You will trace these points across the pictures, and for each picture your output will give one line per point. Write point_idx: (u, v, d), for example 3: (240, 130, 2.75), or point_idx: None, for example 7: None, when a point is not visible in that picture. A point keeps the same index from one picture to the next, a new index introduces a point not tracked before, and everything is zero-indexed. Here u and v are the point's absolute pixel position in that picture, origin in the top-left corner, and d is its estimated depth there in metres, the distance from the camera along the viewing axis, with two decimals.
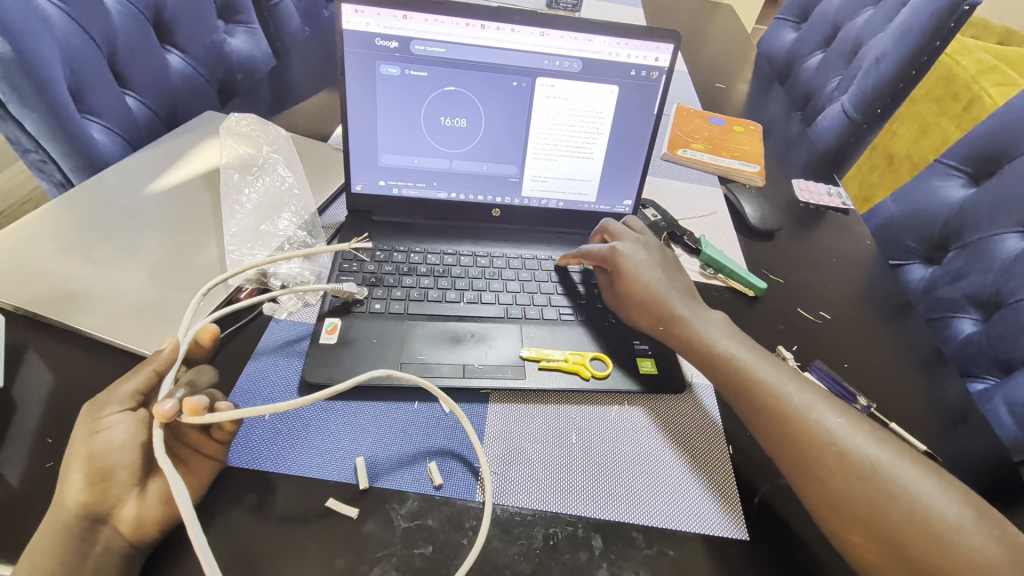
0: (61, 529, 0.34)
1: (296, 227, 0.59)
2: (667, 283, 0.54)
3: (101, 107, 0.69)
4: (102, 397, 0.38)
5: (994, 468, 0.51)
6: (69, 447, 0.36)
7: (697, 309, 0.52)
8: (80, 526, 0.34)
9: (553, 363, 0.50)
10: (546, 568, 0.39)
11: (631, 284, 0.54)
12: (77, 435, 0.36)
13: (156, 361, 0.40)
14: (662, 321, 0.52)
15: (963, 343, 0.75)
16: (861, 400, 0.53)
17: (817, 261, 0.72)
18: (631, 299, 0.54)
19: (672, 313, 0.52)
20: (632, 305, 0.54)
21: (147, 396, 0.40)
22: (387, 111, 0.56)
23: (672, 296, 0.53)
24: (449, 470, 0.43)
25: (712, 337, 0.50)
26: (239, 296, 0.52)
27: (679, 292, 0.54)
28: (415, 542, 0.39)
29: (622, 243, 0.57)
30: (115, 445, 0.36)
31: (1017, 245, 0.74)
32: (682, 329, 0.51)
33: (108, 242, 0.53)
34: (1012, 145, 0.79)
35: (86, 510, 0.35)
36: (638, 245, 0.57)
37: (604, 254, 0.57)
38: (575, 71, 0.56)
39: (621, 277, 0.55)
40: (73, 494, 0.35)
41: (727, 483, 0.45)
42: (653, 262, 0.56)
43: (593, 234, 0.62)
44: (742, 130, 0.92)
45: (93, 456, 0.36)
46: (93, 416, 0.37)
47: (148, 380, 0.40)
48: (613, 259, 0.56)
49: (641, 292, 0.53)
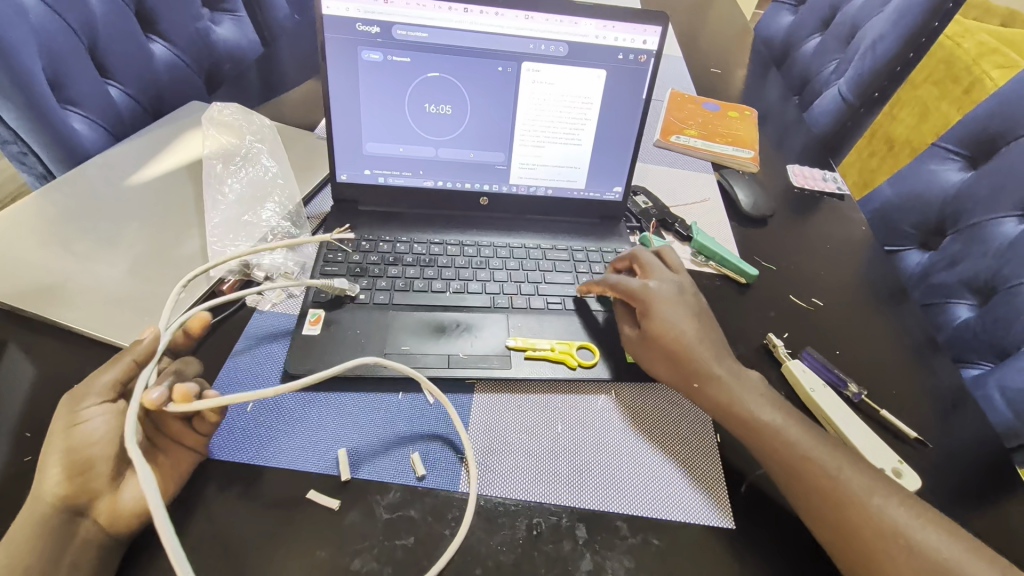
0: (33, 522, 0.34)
1: (280, 218, 0.58)
2: (703, 336, 0.49)
3: (81, 98, 0.68)
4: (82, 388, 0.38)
5: (987, 455, 0.51)
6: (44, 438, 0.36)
7: (734, 368, 0.48)
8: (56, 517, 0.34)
9: (539, 352, 0.50)
10: (529, 559, 0.38)
11: (661, 328, 0.48)
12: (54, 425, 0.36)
13: (135, 351, 0.40)
14: (696, 377, 0.47)
15: (958, 329, 0.74)
16: (851, 387, 0.53)
17: (812, 248, 0.71)
18: (661, 346, 0.48)
19: (707, 369, 0.47)
20: (660, 350, 0.48)
21: (127, 387, 0.40)
22: (371, 98, 0.55)
23: (707, 349, 0.48)
24: (432, 462, 0.43)
25: (751, 403, 0.45)
26: (222, 288, 0.51)
27: (715, 345, 0.49)
28: (396, 533, 0.39)
29: (656, 282, 0.52)
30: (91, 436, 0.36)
31: (1014, 229, 0.73)
32: (716, 389, 0.46)
33: (88, 235, 0.52)
34: (1010, 128, 0.77)
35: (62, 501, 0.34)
36: (672, 287, 0.52)
37: (639, 289, 0.51)
38: (561, 55, 0.55)
39: (650, 318, 0.49)
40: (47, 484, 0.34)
41: (713, 472, 0.45)
42: (691, 309, 0.51)
43: (619, 262, 0.57)
44: (736, 115, 0.91)
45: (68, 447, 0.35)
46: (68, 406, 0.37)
47: (126, 370, 0.39)
48: (648, 298, 0.50)
49: (674, 339, 0.48)
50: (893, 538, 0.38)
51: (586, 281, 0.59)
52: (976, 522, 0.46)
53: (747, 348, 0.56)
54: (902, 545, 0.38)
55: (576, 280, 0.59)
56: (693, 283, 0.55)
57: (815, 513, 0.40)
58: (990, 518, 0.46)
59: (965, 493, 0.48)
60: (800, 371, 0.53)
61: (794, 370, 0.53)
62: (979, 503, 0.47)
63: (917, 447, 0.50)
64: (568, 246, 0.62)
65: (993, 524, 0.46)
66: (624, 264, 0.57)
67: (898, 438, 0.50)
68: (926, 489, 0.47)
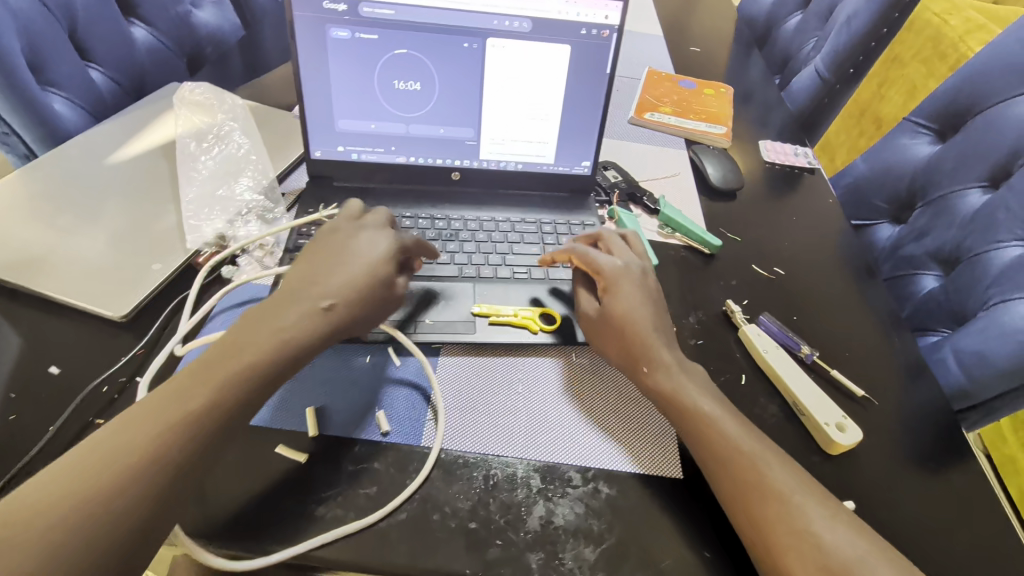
0: (283, 320, 0.42)
1: (254, 193, 0.60)
2: (658, 321, 0.50)
3: (62, 80, 0.70)
4: (348, 223, 0.50)
5: (931, 413, 0.53)
6: (363, 261, 0.47)
7: (681, 357, 0.48)
8: (283, 328, 0.42)
9: (503, 318, 0.52)
10: (485, 505, 0.41)
11: (617, 310, 0.49)
12: (358, 249, 0.48)
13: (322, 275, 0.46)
14: (644, 361, 0.47)
15: (923, 299, 0.77)
16: (804, 348, 0.55)
17: (779, 221, 0.73)
18: (614, 327, 0.49)
19: (656, 355, 0.47)
20: (614, 330, 0.49)
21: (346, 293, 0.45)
22: (340, 76, 0.56)
23: (661, 335, 0.49)
24: (396, 419, 0.46)
25: (690, 391, 0.46)
26: (198, 260, 0.53)
27: (666, 331, 0.50)
28: (361, 483, 0.41)
29: (623, 264, 0.52)
30: (388, 293, 0.48)
31: (978, 200, 0.74)
32: (662, 376, 0.46)
33: (69, 211, 0.54)
34: (976, 101, 0.78)
35: (301, 314, 0.43)
36: (637, 270, 0.52)
37: (603, 270, 0.51)
38: (525, 31, 0.56)
39: (610, 299, 0.50)
40: (333, 295, 0.44)
41: (662, 427, 0.47)
42: (651, 295, 0.51)
43: (586, 239, 0.57)
44: (712, 92, 0.92)
45: (323, 272, 0.46)
46: (330, 237, 0.49)
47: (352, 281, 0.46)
48: (612, 280, 0.51)
49: (630, 322, 0.48)
50: (823, 490, 0.40)
51: (553, 252, 0.61)
52: (917, 476, 0.48)
53: (707, 314, 0.59)
54: (828, 496, 0.40)
55: (543, 251, 0.61)
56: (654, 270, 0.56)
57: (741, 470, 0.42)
58: (932, 473, 0.48)
59: (911, 451, 0.50)
60: (755, 335, 0.55)
61: (750, 335, 0.55)
62: (925, 460, 0.49)
63: (864, 404, 0.53)
64: (537, 219, 0.64)
65: (931, 476, 0.48)
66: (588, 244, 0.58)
67: (846, 396, 0.53)
68: (871, 446, 0.50)
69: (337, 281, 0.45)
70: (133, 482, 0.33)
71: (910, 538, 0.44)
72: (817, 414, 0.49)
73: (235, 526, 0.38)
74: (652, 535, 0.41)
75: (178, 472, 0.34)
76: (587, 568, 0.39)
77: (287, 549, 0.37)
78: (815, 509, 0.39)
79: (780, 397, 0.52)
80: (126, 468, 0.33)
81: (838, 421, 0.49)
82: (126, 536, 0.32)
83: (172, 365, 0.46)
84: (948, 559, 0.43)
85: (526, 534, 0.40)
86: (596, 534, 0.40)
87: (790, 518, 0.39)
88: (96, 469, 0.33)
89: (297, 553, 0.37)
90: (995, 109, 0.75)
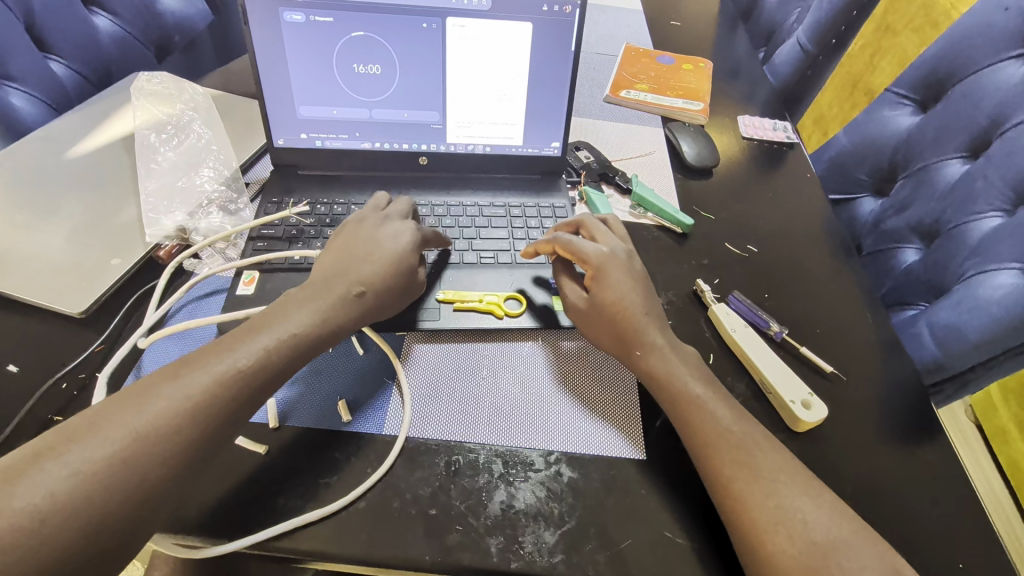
0: (323, 307, 0.43)
1: (216, 184, 0.59)
2: (648, 305, 0.49)
3: (19, 73, 0.72)
4: (374, 213, 0.52)
5: (903, 389, 0.53)
6: (389, 249, 0.48)
7: (670, 337, 0.48)
8: (327, 315, 0.43)
9: (468, 304, 0.52)
10: (446, 491, 0.41)
11: (609, 298, 0.48)
12: (385, 240, 0.49)
13: (358, 262, 0.47)
14: (637, 346, 0.47)
15: (904, 274, 0.76)
16: (773, 326, 0.55)
17: (756, 198, 0.72)
18: (605, 314, 0.48)
19: (649, 339, 0.47)
20: (603, 318, 0.48)
21: (376, 279, 0.46)
22: (296, 61, 0.55)
23: (653, 321, 0.48)
24: (359, 408, 0.45)
25: (675, 369, 0.46)
26: (160, 254, 0.53)
27: (657, 315, 0.49)
28: (321, 472, 0.41)
29: (609, 249, 0.51)
30: (411, 277, 0.48)
31: (958, 170, 0.72)
32: (655, 360, 0.46)
33: (28, 207, 0.53)
34: (956, 69, 0.76)
35: (339, 301, 0.44)
36: (625, 255, 0.51)
37: (589, 258, 0.50)
38: (485, 9, 0.55)
39: (602, 287, 0.48)
40: (368, 283, 0.46)
41: (629, 410, 0.47)
42: (639, 280, 0.50)
43: (566, 225, 0.56)
44: (690, 68, 0.91)
45: (357, 261, 0.47)
46: (355, 232, 0.49)
47: (382, 269, 0.47)
48: (600, 268, 0.49)
49: (619, 309, 0.48)
50: (787, 473, 0.40)
51: (520, 236, 0.60)
52: (886, 454, 0.48)
53: (678, 295, 0.58)
54: (792, 478, 0.40)
55: (510, 237, 0.60)
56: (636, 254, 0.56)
57: (705, 455, 0.41)
58: (900, 450, 0.48)
59: (880, 429, 0.50)
60: (724, 314, 0.55)
61: (718, 314, 0.55)
62: (895, 437, 0.49)
63: (833, 381, 0.53)
64: (506, 203, 0.64)
65: (897, 450, 0.48)
66: (569, 231, 0.57)
67: (815, 372, 0.53)
68: (836, 421, 0.50)
69: (371, 269, 0.46)
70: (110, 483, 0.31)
71: (875, 511, 0.44)
72: (784, 392, 0.49)
73: (193, 517, 0.38)
74: (613, 516, 0.41)
75: (140, 469, 0.32)
76: (546, 550, 0.39)
77: (240, 540, 0.37)
78: (778, 493, 0.39)
79: (748, 375, 0.52)
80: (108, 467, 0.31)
81: (805, 398, 0.49)
82: (99, 540, 0.30)
83: (132, 358, 0.46)
84: (912, 531, 0.43)
85: (486, 519, 0.40)
86: (557, 517, 0.40)
87: (752, 503, 0.38)
88: (69, 474, 0.30)
89: (250, 544, 0.37)
90: (973, 77, 0.72)
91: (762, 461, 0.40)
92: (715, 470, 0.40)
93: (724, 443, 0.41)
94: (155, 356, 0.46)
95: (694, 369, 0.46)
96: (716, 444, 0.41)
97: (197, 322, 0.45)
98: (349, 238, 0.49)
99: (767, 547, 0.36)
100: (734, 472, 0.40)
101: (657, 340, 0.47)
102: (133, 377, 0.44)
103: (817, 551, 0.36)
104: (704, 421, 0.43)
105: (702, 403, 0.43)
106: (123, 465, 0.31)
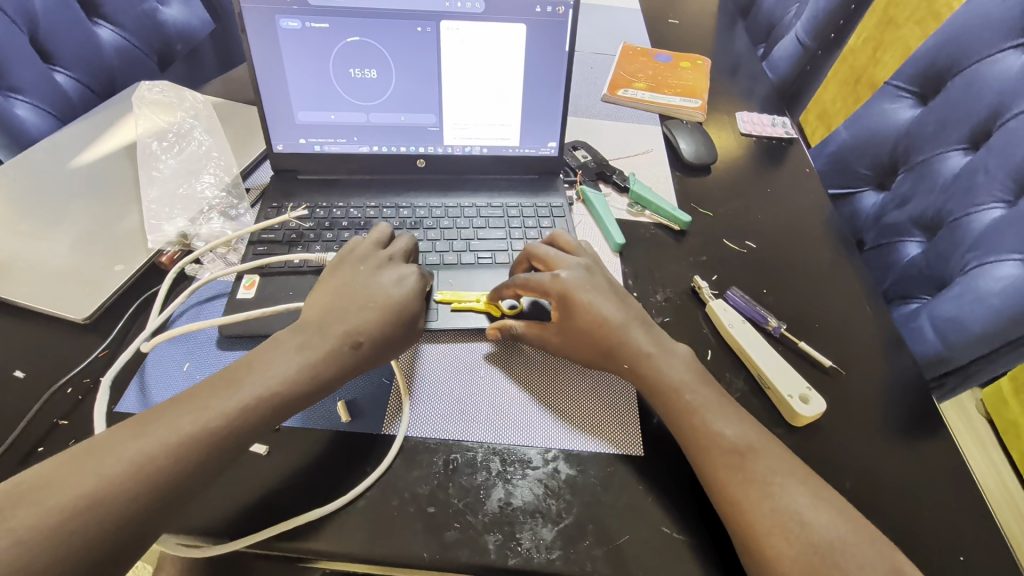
0: (314, 355, 0.41)
1: (216, 189, 0.60)
2: (626, 316, 0.48)
3: (24, 85, 0.74)
4: (375, 254, 0.49)
5: (905, 384, 0.52)
6: (388, 294, 0.46)
7: (660, 341, 0.47)
8: (316, 365, 0.41)
9: (466, 304, 0.52)
10: (444, 489, 0.42)
11: (584, 322, 0.47)
12: (385, 284, 0.46)
13: (356, 308, 0.44)
14: (627, 359, 0.46)
15: (907, 267, 0.76)
16: (771, 322, 0.55)
17: (755, 194, 0.72)
18: (587, 340, 0.47)
19: (637, 350, 0.46)
20: (583, 345, 0.47)
21: (369, 329, 0.44)
22: (293, 67, 0.56)
23: (635, 329, 0.47)
24: (359, 408, 0.46)
25: (671, 368, 0.45)
26: (162, 259, 0.54)
27: (640, 322, 0.48)
28: (320, 471, 0.42)
29: (566, 272, 0.49)
30: (409, 327, 0.46)
31: (959, 162, 0.72)
32: (649, 368, 0.45)
33: (33, 216, 0.54)
34: (956, 60, 0.75)
35: (331, 351, 0.42)
36: (583, 271, 0.50)
37: (550, 288, 0.48)
38: (478, 11, 0.55)
39: (572, 315, 0.47)
40: (363, 332, 0.43)
41: (626, 409, 0.47)
42: (605, 292, 0.49)
43: (519, 261, 0.54)
44: (688, 65, 0.91)
45: (353, 306, 0.44)
46: (353, 274, 0.47)
47: (379, 317, 0.44)
48: (564, 295, 0.48)
49: (596, 334, 0.47)
50: (784, 470, 0.40)
51: (518, 236, 0.60)
52: (886, 449, 0.48)
53: (675, 292, 0.58)
54: (788, 475, 0.39)
55: (508, 237, 0.60)
56: (598, 264, 0.53)
57: (701, 453, 0.41)
58: (902, 446, 0.48)
59: (881, 424, 0.49)
60: (721, 310, 0.55)
61: (716, 310, 0.55)
62: (895, 431, 0.49)
63: (832, 375, 0.53)
64: (503, 204, 0.64)
65: (898, 444, 0.48)
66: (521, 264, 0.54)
67: (813, 366, 0.53)
68: (835, 416, 0.50)
69: (369, 316, 0.44)
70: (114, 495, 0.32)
71: (876, 506, 0.44)
72: (782, 387, 0.49)
73: (195, 516, 0.39)
74: (611, 512, 0.41)
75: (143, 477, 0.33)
76: (543, 547, 0.39)
77: (242, 539, 0.37)
78: (775, 491, 0.38)
79: (745, 370, 0.52)
80: (113, 482, 0.32)
81: (803, 392, 0.49)
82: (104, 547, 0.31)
83: (136, 361, 0.47)
84: (914, 526, 0.43)
85: (484, 516, 0.40)
86: (554, 514, 0.41)
87: (747, 500, 0.38)
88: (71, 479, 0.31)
89: (251, 542, 0.38)
90: (973, 69, 0.72)
91: (759, 458, 0.40)
92: (712, 468, 0.40)
93: (720, 440, 0.41)
94: (160, 359, 0.47)
95: (693, 364, 0.46)
96: (712, 441, 0.41)
97: (199, 326, 0.46)
98: (351, 274, 0.47)
99: (769, 546, 0.37)
100: (731, 468, 0.40)
101: (643, 350, 0.46)
102: (138, 381, 0.45)
103: (817, 550, 0.36)
104: (700, 419, 0.43)
105: (699, 401, 0.43)
106: (127, 478, 0.32)
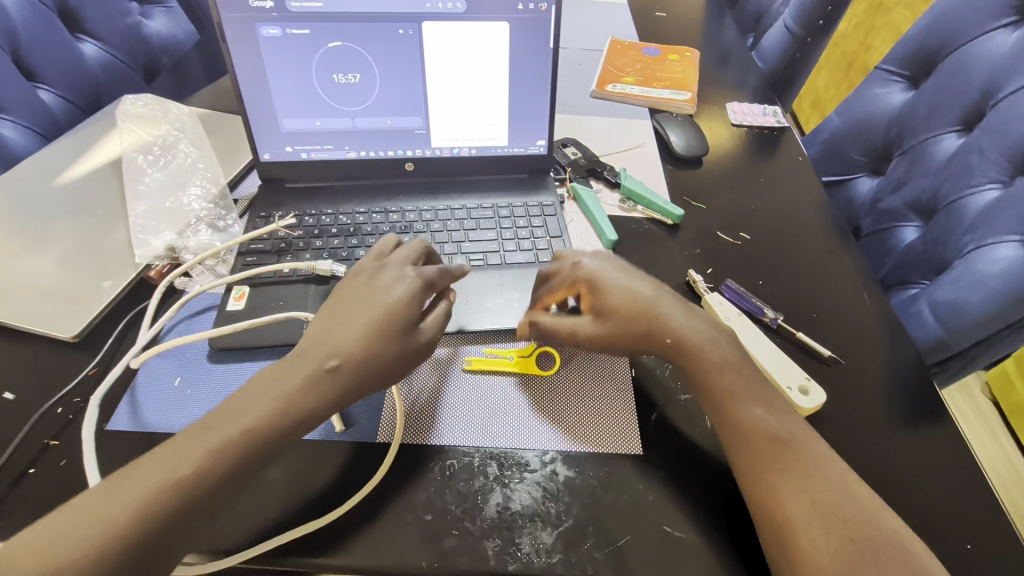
0: (286, 387, 0.38)
1: (204, 201, 0.60)
2: (656, 291, 0.48)
3: (8, 104, 0.73)
4: (374, 263, 0.46)
5: (905, 371, 0.52)
6: (376, 309, 0.42)
7: (692, 312, 0.47)
8: (291, 398, 0.38)
9: (495, 365, 0.49)
10: (441, 496, 0.41)
11: (617, 299, 0.46)
12: (373, 296, 0.43)
13: (337, 330, 0.41)
14: (667, 331, 0.45)
15: (904, 252, 0.75)
16: (768, 313, 0.54)
17: (748, 185, 0.71)
18: (623, 318, 0.46)
19: (671, 321, 0.45)
20: (621, 323, 0.46)
21: (351, 351, 0.40)
22: (277, 76, 0.55)
23: (666, 302, 0.47)
24: (353, 417, 0.45)
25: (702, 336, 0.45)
26: (151, 274, 0.53)
27: (670, 296, 0.48)
28: (315, 483, 0.41)
29: (588, 260, 0.50)
30: (407, 342, 0.43)
31: (953, 144, 0.72)
32: (689, 334, 0.45)
33: (19, 235, 0.54)
34: (947, 41, 0.74)
35: (307, 379, 0.39)
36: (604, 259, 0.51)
37: (575, 276, 0.49)
38: (460, 11, 0.55)
39: (603, 294, 0.47)
40: (341, 354, 0.40)
41: (623, 409, 0.46)
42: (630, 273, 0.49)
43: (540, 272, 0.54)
44: (676, 58, 0.90)
45: (336, 327, 0.41)
46: (347, 291, 0.44)
47: (360, 336, 0.41)
48: (590, 280, 0.48)
49: (631, 309, 0.46)
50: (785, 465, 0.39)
51: (509, 236, 0.60)
52: (889, 438, 0.47)
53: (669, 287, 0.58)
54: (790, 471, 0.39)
55: (499, 238, 0.60)
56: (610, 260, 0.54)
57: None
58: (905, 434, 0.47)
59: (882, 412, 0.49)
60: (717, 303, 0.54)
61: (712, 304, 0.54)
62: (896, 419, 0.48)
63: (831, 364, 0.52)
64: (493, 204, 0.63)
65: (900, 432, 0.47)
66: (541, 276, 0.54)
67: (812, 357, 0.52)
68: (836, 406, 0.49)
69: (349, 337, 0.41)
70: (107, 520, 0.31)
71: (883, 497, 0.43)
72: (781, 379, 0.48)
73: None
74: (611, 513, 0.40)
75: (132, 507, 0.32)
76: (543, 551, 0.38)
77: (239, 554, 0.37)
78: (777, 486, 0.38)
79: None
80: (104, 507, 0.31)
81: (802, 383, 0.48)
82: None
83: (126, 378, 0.46)
84: (920, 516, 0.42)
85: (482, 522, 0.40)
86: (554, 517, 0.40)
87: None
88: None
89: (248, 558, 0.37)
90: (963, 49, 0.72)
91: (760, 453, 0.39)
92: None
93: None
94: (151, 375, 0.47)
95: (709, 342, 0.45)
96: None
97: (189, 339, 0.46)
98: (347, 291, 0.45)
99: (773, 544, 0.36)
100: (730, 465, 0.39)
101: (675, 320, 0.45)
102: (129, 398, 0.45)
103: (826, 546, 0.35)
104: None
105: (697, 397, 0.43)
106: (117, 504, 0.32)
